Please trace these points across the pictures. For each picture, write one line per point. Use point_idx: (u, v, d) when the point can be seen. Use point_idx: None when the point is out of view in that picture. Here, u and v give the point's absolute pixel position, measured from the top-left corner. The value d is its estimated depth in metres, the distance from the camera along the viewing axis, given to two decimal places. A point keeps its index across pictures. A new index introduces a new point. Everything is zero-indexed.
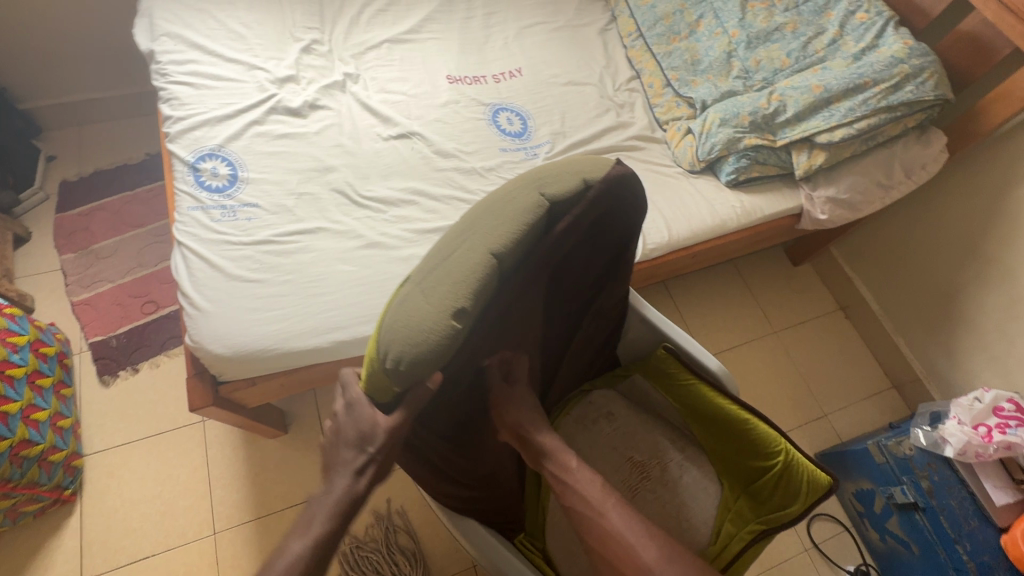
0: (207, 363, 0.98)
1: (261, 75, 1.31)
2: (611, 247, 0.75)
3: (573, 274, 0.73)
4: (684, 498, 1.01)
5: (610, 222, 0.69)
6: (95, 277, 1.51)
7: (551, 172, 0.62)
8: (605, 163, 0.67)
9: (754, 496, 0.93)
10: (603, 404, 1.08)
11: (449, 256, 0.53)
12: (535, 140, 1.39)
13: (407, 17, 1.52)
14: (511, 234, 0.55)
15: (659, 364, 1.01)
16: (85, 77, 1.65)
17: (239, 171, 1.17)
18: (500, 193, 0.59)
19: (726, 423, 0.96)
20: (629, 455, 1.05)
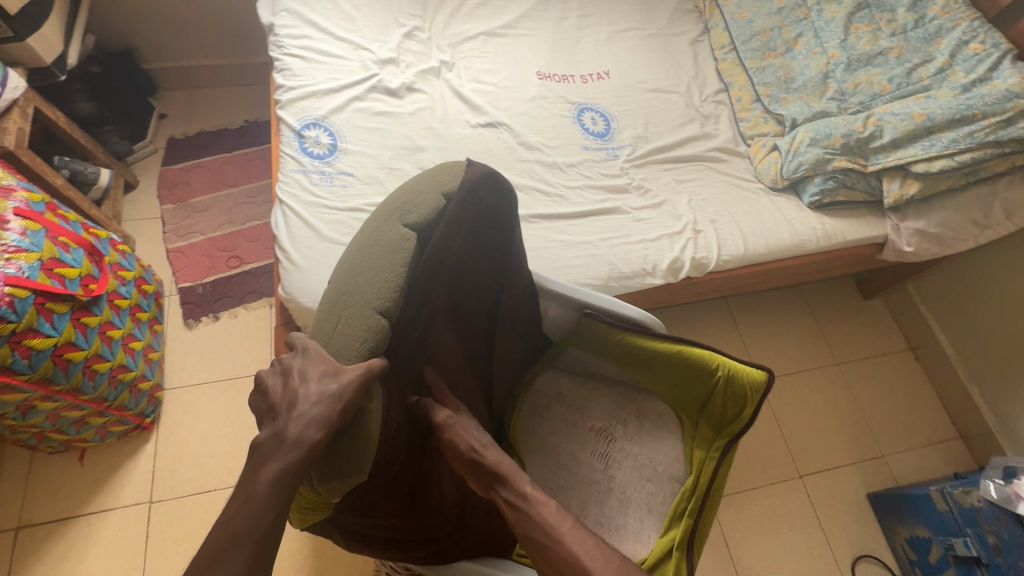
0: (295, 315, 1.05)
1: (365, 55, 1.39)
2: (501, 245, 0.84)
3: (473, 276, 0.80)
4: (653, 444, 1.03)
5: (482, 224, 0.77)
6: (190, 228, 1.63)
7: (410, 199, 0.70)
8: (454, 170, 0.75)
9: (711, 418, 0.97)
10: (551, 387, 1.08)
11: (342, 320, 0.62)
12: (617, 141, 1.41)
13: (504, 13, 1.57)
14: (393, 279, 0.63)
15: (595, 334, 1.00)
16: (201, 45, 1.78)
17: (339, 141, 1.24)
18: (370, 239, 0.67)
19: (661, 360, 0.97)
20: (589, 425, 1.05)
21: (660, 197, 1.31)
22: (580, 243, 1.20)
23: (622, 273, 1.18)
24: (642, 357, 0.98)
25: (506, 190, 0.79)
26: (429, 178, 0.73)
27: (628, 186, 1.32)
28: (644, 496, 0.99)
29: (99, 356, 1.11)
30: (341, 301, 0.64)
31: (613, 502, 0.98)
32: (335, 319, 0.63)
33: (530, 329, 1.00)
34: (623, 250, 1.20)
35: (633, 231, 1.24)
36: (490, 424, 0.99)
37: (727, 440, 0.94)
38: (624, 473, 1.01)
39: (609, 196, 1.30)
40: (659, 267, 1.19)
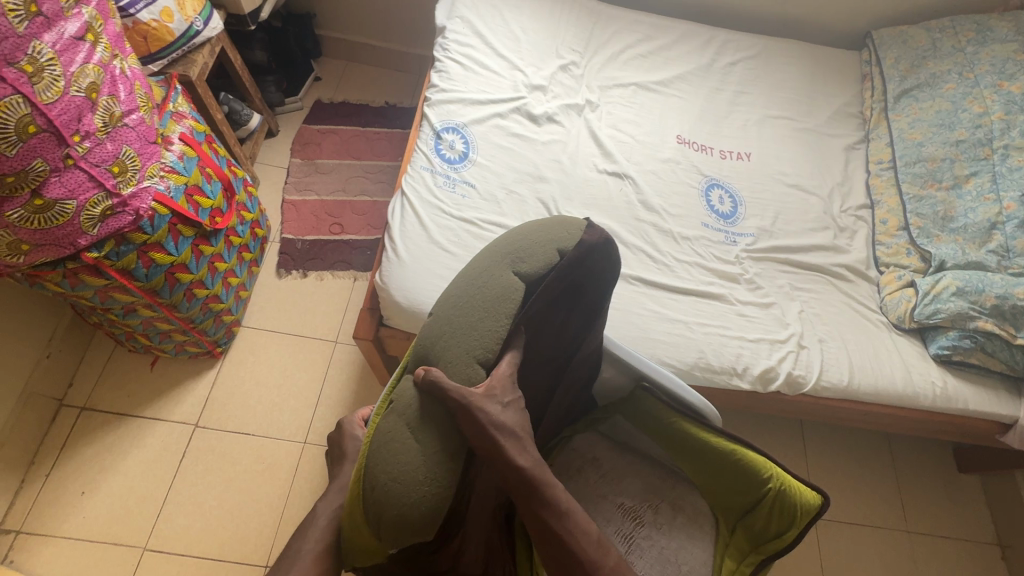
0: (384, 306, 1.07)
1: (519, 77, 1.42)
2: (591, 306, 0.73)
3: (560, 329, 0.71)
4: (681, 542, 0.96)
5: (584, 287, 0.69)
6: (308, 185, 1.73)
7: (524, 244, 0.60)
8: (576, 224, 0.65)
9: (748, 530, 0.89)
10: (586, 450, 1.02)
11: (433, 365, 0.53)
12: (740, 228, 1.35)
13: (661, 69, 1.55)
14: (499, 329, 0.54)
15: (650, 410, 0.93)
16: (371, 25, 1.90)
17: (471, 151, 1.27)
18: (475, 278, 0.57)
19: (711, 455, 0.88)
20: (619, 501, 0.99)
21: (771, 298, 1.23)
22: (674, 320, 1.15)
23: (709, 365, 1.11)
24: (694, 449, 0.90)
25: (612, 256, 0.70)
26: (546, 226, 0.63)
27: (739, 276, 1.26)
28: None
29: (201, 283, 1.19)
30: (436, 342, 0.53)
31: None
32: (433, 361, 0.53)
33: (581, 390, 0.94)
34: (718, 342, 1.13)
35: (732, 325, 1.17)
36: None
37: (759, 559, 0.88)
38: (645, 565, 0.94)
39: (716, 281, 1.25)
40: (751, 372, 1.12)
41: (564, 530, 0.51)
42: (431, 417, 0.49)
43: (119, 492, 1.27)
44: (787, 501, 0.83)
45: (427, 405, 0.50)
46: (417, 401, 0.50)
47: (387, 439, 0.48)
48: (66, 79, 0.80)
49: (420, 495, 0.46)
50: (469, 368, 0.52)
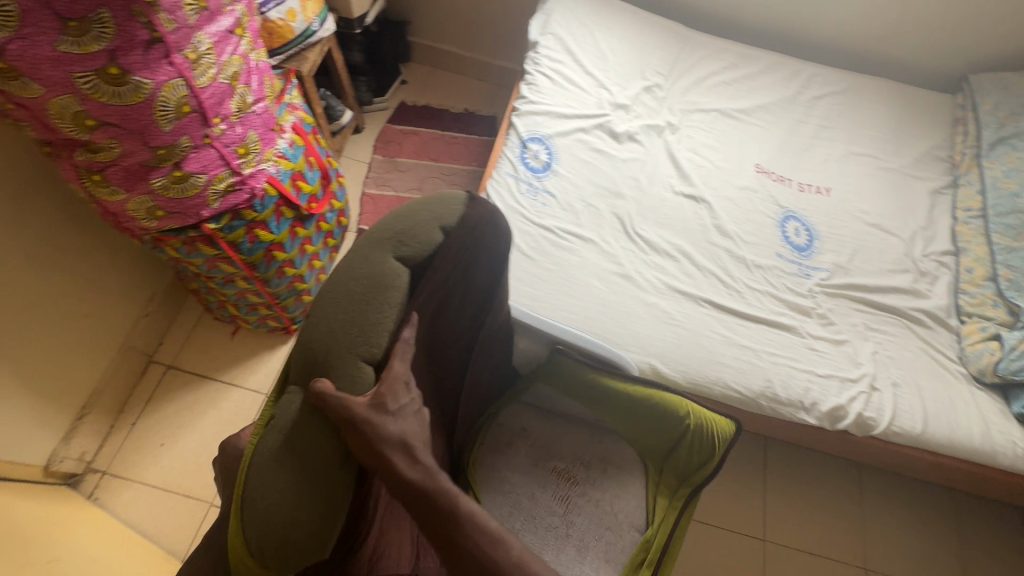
0: None
1: (604, 94, 1.46)
2: (489, 275, 0.76)
3: (460, 302, 0.74)
4: (612, 494, 1.01)
5: (478, 261, 0.70)
6: (387, 182, 1.82)
7: (411, 223, 0.62)
8: (455, 196, 0.67)
9: (676, 465, 1.01)
10: (513, 425, 1.05)
11: (315, 371, 0.54)
12: (815, 261, 1.33)
13: (745, 98, 1.56)
14: (384, 323, 0.56)
15: (565, 370, 1.01)
16: (460, 36, 1.99)
17: (554, 162, 1.32)
18: (351, 267, 0.57)
19: (632, 402, 0.98)
20: (551, 464, 1.03)
21: (844, 336, 1.21)
22: (742, 346, 1.15)
23: (775, 396, 1.10)
24: (614, 399, 1.00)
25: (504, 227, 0.73)
26: (426, 204, 0.65)
27: (812, 310, 1.24)
28: (601, 545, 0.97)
29: (291, 263, 1.27)
30: (315, 347, 0.54)
31: (568, 550, 0.96)
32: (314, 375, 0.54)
33: (496, 368, 0.98)
34: (787, 373, 1.12)
35: (802, 359, 1.15)
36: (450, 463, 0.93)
37: (689, 489, 1.00)
38: (584, 520, 0.99)
39: (788, 313, 1.24)
40: (819, 407, 1.10)
41: (465, 537, 0.50)
42: (310, 437, 0.51)
43: (192, 448, 1.37)
44: (706, 431, 0.97)
45: (306, 425, 0.51)
46: (295, 421, 0.52)
47: (266, 466, 0.50)
48: (217, 67, 0.88)
49: (303, 514, 0.49)
50: (354, 373, 0.53)
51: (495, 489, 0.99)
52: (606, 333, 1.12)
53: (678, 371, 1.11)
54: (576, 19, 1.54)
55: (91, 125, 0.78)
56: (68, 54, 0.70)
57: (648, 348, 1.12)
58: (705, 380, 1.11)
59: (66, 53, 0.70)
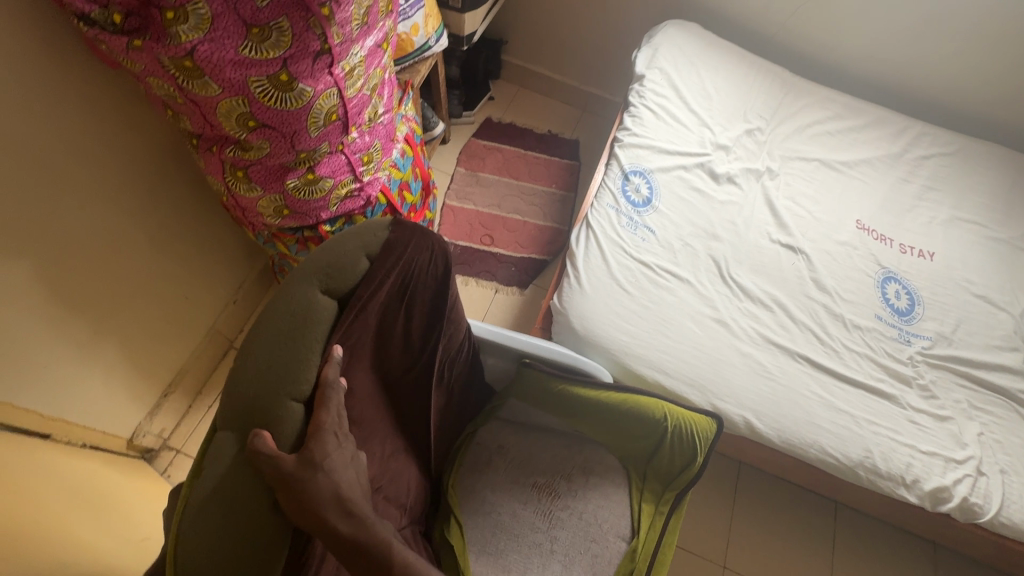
0: (559, 328, 1.15)
1: (706, 134, 1.45)
2: (431, 300, 0.78)
3: (400, 319, 0.76)
4: (594, 502, 0.93)
5: (415, 285, 0.75)
6: (467, 195, 1.84)
7: (337, 256, 0.67)
8: (383, 223, 0.72)
9: (659, 469, 0.94)
10: (490, 441, 0.97)
11: (248, 411, 0.60)
12: (916, 328, 1.28)
13: (848, 150, 1.52)
14: (307, 358, 0.63)
15: (533, 384, 0.95)
16: (554, 59, 2.01)
17: (655, 198, 1.31)
18: (282, 308, 0.65)
19: (606, 407, 0.91)
20: (532, 480, 0.95)
21: (948, 412, 1.15)
22: (841, 411, 1.10)
23: (874, 467, 1.06)
24: (585, 406, 0.93)
25: (441, 248, 0.75)
26: (351, 234, 0.69)
27: (912, 379, 1.19)
28: (587, 558, 0.89)
29: None
30: (248, 391, 0.61)
31: (554, 568, 0.88)
32: (247, 423, 0.61)
33: (464, 389, 0.94)
34: (886, 445, 1.07)
35: (903, 431, 1.10)
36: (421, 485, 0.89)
37: (674, 493, 0.93)
38: (568, 534, 0.90)
39: (886, 379, 1.19)
40: (920, 486, 1.05)
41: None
42: (240, 483, 0.58)
43: None
44: (686, 432, 0.89)
45: (240, 472, 0.59)
46: (219, 474, 0.58)
47: (193, 512, 0.57)
48: (364, 79, 0.91)
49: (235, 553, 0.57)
50: (284, 409, 0.61)
51: (475, 511, 0.91)
52: (699, 378, 1.10)
53: (771, 429, 1.09)
54: (683, 55, 1.53)
55: (250, 125, 0.82)
56: (248, 58, 0.73)
57: (742, 400, 1.09)
58: (800, 441, 1.08)
59: (248, 57, 0.73)
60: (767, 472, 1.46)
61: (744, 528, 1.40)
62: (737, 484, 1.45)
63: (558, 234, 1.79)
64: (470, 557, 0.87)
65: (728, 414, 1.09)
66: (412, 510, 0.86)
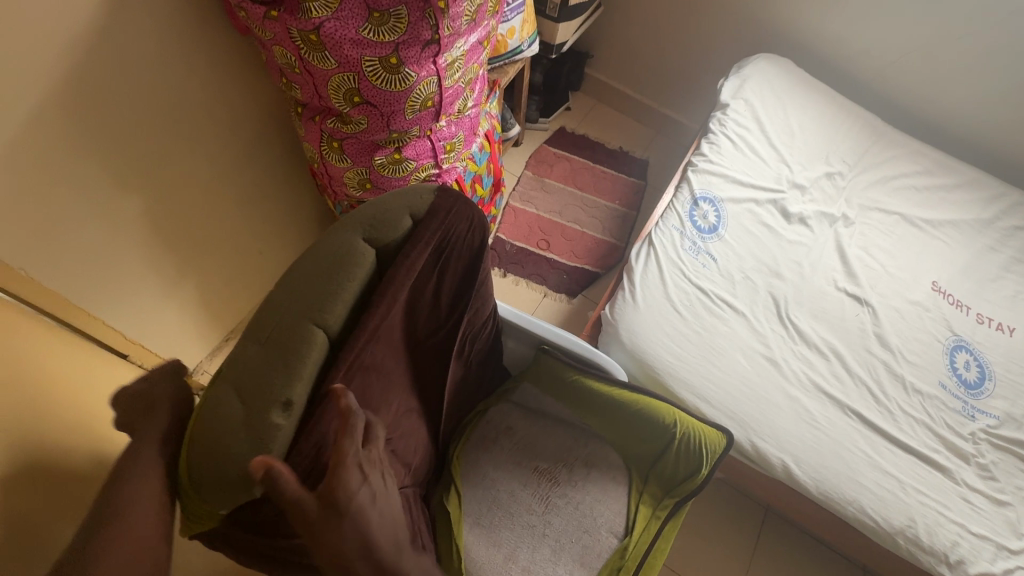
0: (606, 339, 1.15)
1: (783, 171, 1.43)
2: (464, 273, 0.74)
3: (432, 282, 0.70)
4: (590, 496, 0.93)
5: (451, 253, 0.69)
6: (530, 199, 1.87)
7: (382, 208, 0.62)
8: (430, 185, 0.67)
9: (663, 473, 0.94)
10: (500, 421, 0.99)
11: (275, 321, 0.53)
12: (983, 404, 1.21)
13: (933, 208, 1.46)
14: (340, 286, 0.56)
15: (550, 371, 0.97)
16: (637, 79, 2.02)
17: (722, 225, 1.30)
18: (323, 244, 0.58)
19: (615, 403, 0.94)
20: (534, 464, 0.96)
21: (1007, 497, 1.08)
22: (888, 473, 1.05)
23: (916, 539, 1.00)
24: (598, 401, 0.95)
25: (481, 218, 0.71)
26: (396, 192, 0.64)
27: (971, 456, 1.12)
28: (578, 548, 0.89)
29: None
30: (279, 304, 0.54)
31: (543, 551, 0.89)
32: (272, 332, 0.53)
33: (480, 363, 0.94)
34: (933, 518, 1.01)
35: (953, 507, 1.04)
36: (429, 451, 0.92)
37: (674, 501, 0.92)
38: (561, 521, 0.91)
39: (943, 451, 1.13)
40: (965, 567, 0.98)
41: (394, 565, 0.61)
42: (256, 380, 0.50)
43: None
44: (695, 437, 0.92)
45: (258, 368, 0.51)
46: (239, 368, 0.51)
47: (211, 400, 0.50)
48: (461, 72, 0.95)
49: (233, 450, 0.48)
50: (309, 340, 0.53)
51: (476, 484, 0.94)
52: (743, 412, 1.08)
53: (810, 477, 1.04)
54: (772, 89, 1.51)
55: (354, 101, 0.88)
56: (366, 39, 0.79)
57: (784, 443, 1.06)
58: (839, 496, 1.03)
59: (365, 38, 0.79)
60: (794, 524, 1.41)
61: None
62: (760, 530, 1.40)
63: (614, 250, 1.80)
64: (465, 526, 0.90)
65: (766, 454, 1.06)
66: (417, 471, 0.88)
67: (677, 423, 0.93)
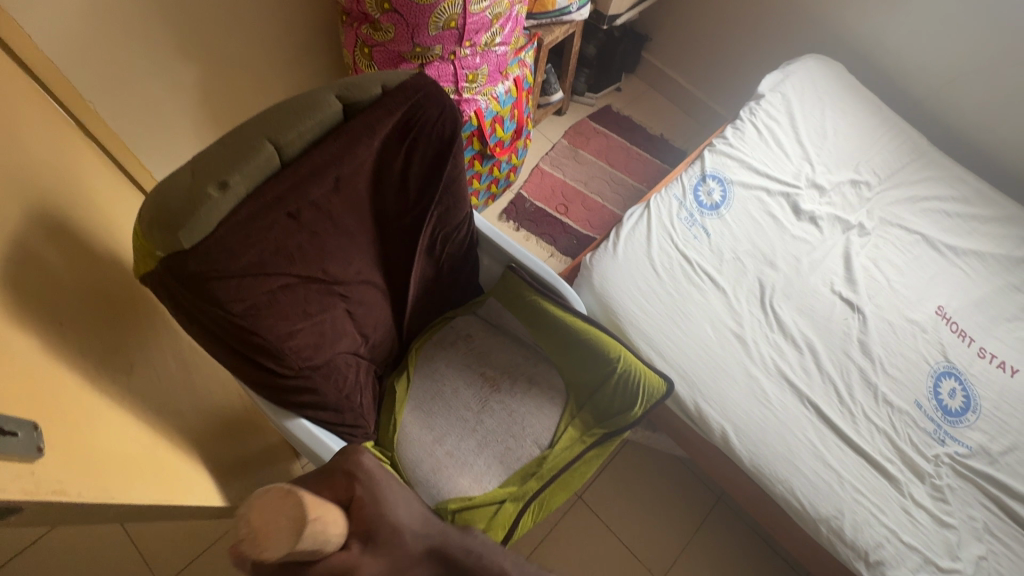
0: (580, 281, 1.22)
1: (805, 168, 1.41)
2: (431, 161, 0.83)
3: (400, 160, 0.80)
4: (526, 410, 1.00)
5: (417, 136, 0.78)
6: (560, 164, 1.93)
7: (359, 79, 0.72)
8: (408, 74, 0.77)
9: (598, 405, 0.99)
10: (462, 327, 1.07)
11: (239, 130, 0.63)
12: (958, 432, 1.16)
13: (960, 235, 1.40)
14: (299, 118, 0.65)
15: (512, 287, 1.02)
16: (692, 69, 2.02)
17: (724, 206, 1.32)
18: (302, 92, 0.69)
19: (565, 330, 0.99)
20: (481, 370, 1.04)
21: (953, 521, 1.05)
22: (828, 466, 1.06)
23: (839, 530, 1.02)
24: (550, 324, 1.00)
25: (453, 110, 0.80)
26: (378, 74, 0.75)
27: (927, 475, 1.09)
28: (501, 448, 0.97)
29: None
30: (248, 120, 0.64)
31: (469, 442, 0.97)
32: (233, 136, 0.62)
33: (452, 271, 1.01)
34: (861, 515, 1.02)
35: (888, 513, 1.03)
36: (392, 339, 1.02)
37: (603, 431, 0.97)
38: (493, 422, 0.99)
39: (898, 464, 1.11)
40: (882, 569, 0.99)
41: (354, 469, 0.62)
42: (206, 164, 0.60)
43: None
44: (635, 376, 0.97)
45: (210, 156, 0.60)
46: (198, 155, 0.61)
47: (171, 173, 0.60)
48: (489, 2, 1.04)
49: (168, 205, 0.57)
50: (257, 147, 0.61)
51: (426, 375, 1.02)
52: (693, 375, 1.12)
53: (745, 448, 1.08)
54: (814, 88, 1.50)
55: (384, 8, 0.99)
56: None
57: (729, 412, 1.09)
58: (771, 474, 1.06)
59: None
60: (743, 520, 1.41)
61: (694, 560, 1.36)
62: (705, 517, 1.41)
63: None
64: (406, 407, 0.99)
65: (708, 418, 1.10)
66: (375, 351, 0.98)
67: (619, 360, 0.97)
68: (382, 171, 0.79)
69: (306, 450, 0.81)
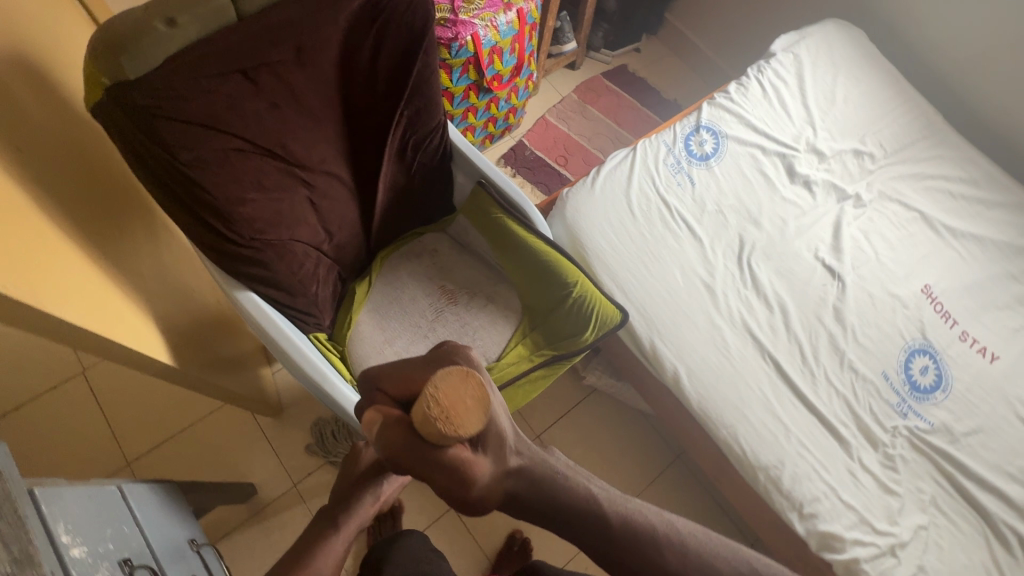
0: (555, 214, 1.22)
1: (807, 131, 1.37)
2: (402, 53, 0.84)
3: (369, 46, 0.81)
4: (479, 325, 1.02)
5: (386, 23, 0.80)
6: (565, 117, 1.90)
7: None
8: None
9: (550, 327, 0.99)
10: (431, 243, 1.08)
11: None
12: (923, 408, 1.13)
13: (962, 218, 1.34)
14: None
15: (479, 204, 1.02)
16: (715, 35, 1.97)
17: (714, 158, 1.30)
18: None
19: (528, 251, 1.00)
20: (442, 283, 1.05)
21: (899, 489, 1.04)
22: (777, 419, 1.06)
23: (778, 479, 1.02)
24: (513, 243, 1.01)
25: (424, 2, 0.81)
26: None
27: (880, 443, 1.08)
28: None
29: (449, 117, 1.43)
30: None
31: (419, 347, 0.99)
32: None
33: (425, 182, 1.01)
34: (803, 469, 1.02)
35: (832, 471, 1.03)
36: (359, 246, 1.03)
37: (552, 353, 0.98)
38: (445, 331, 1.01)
39: (852, 430, 1.09)
40: (814, 522, 1.00)
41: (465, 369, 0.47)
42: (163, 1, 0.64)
43: None
44: (593, 303, 0.97)
45: None
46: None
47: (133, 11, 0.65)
48: None
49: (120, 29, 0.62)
50: None
51: (386, 281, 1.04)
52: (654, 317, 1.11)
53: (695, 391, 1.08)
54: (828, 51, 1.45)
55: None
56: None
57: (684, 354, 1.09)
58: (717, 419, 1.06)
59: None
60: (697, 479, 1.41)
61: None
62: (660, 471, 1.42)
63: None
64: (363, 308, 1.02)
65: (663, 359, 1.10)
66: (342, 253, 0.99)
67: (578, 286, 0.98)
68: (350, 55, 0.81)
69: (254, 326, 0.82)
